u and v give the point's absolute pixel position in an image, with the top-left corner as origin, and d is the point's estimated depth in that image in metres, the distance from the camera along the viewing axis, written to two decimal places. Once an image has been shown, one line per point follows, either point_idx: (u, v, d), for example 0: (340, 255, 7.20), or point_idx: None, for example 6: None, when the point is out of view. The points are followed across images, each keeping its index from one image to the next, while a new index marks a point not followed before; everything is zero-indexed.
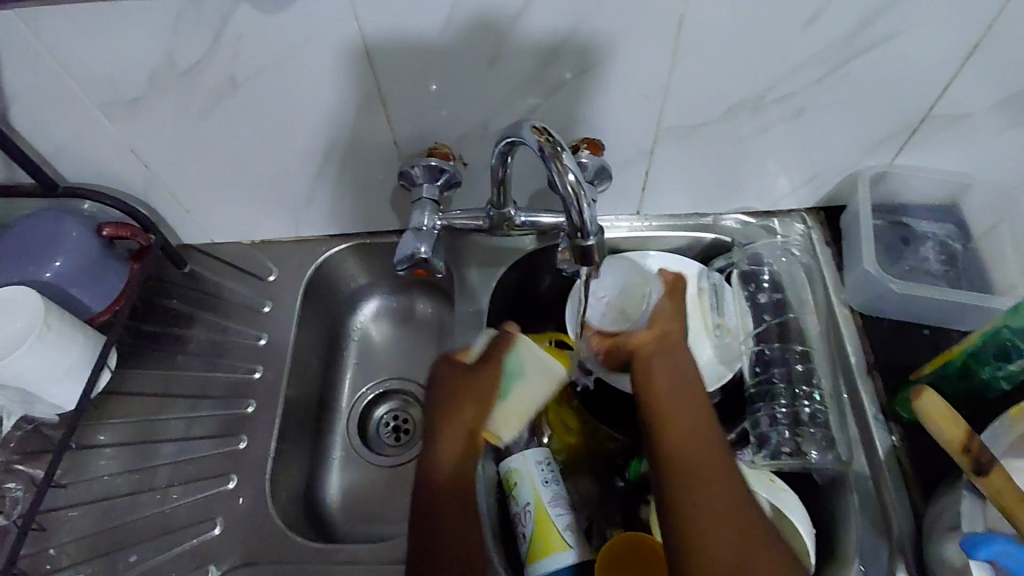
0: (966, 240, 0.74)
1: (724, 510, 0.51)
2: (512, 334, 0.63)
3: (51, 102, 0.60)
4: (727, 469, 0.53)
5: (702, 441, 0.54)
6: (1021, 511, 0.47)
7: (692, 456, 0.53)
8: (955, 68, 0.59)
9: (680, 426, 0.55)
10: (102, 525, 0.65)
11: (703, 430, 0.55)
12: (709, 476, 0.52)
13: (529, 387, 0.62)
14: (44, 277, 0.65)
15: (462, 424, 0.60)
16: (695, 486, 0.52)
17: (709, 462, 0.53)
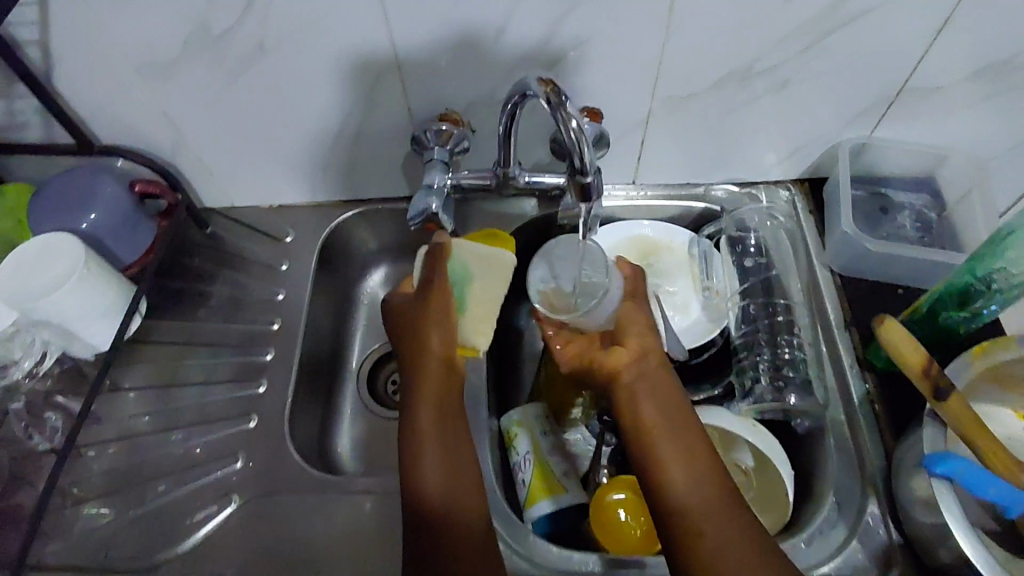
0: (940, 210, 0.80)
1: (715, 520, 0.54)
2: (444, 243, 0.67)
3: (92, 66, 0.65)
4: (716, 481, 0.57)
5: (690, 459, 0.57)
6: (976, 432, 0.53)
7: (683, 475, 0.57)
8: (925, 42, 0.64)
9: (670, 448, 0.58)
10: (129, 459, 0.71)
11: (691, 448, 0.58)
12: (702, 494, 0.55)
13: (485, 285, 0.68)
14: (81, 228, 0.70)
15: (431, 358, 0.67)
16: (691, 508, 0.55)
17: (697, 475, 0.57)
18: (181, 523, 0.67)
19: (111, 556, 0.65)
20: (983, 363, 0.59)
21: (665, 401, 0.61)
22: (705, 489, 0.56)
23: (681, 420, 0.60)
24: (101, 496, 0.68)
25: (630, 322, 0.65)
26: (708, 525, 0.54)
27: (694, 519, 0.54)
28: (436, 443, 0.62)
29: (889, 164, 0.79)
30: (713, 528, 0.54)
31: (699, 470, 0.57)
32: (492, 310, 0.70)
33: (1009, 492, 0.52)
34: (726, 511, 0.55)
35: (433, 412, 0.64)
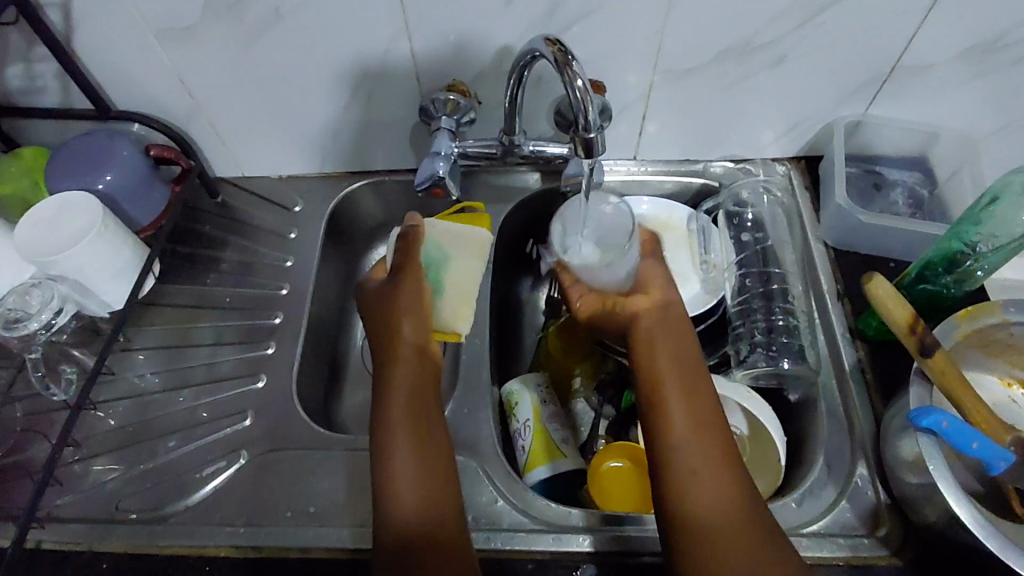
0: (931, 187, 0.83)
1: (716, 474, 0.54)
2: (417, 226, 0.69)
3: (111, 29, 0.66)
4: (719, 440, 0.56)
5: (700, 413, 0.58)
6: (958, 384, 0.55)
7: (691, 427, 0.57)
8: (920, 19, 0.66)
9: (684, 399, 0.58)
10: (139, 415, 0.73)
11: (703, 403, 0.58)
12: (704, 449, 0.55)
13: (461, 267, 0.71)
14: (97, 187, 0.73)
15: (405, 339, 0.64)
16: (695, 457, 0.55)
17: (705, 429, 0.57)
18: (191, 476, 0.68)
19: (123, 507, 0.66)
20: (969, 325, 0.61)
21: (682, 354, 0.61)
22: (708, 445, 0.56)
23: (698, 375, 0.60)
24: (112, 451, 0.70)
25: (651, 278, 0.67)
26: (709, 477, 0.54)
27: (694, 470, 0.54)
28: (408, 433, 0.59)
29: (882, 143, 0.82)
30: (709, 479, 0.54)
31: (707, 426, 0.57)
32: (471, 290, 0.71)
33: (991, 447, 0.53)
34: (726, 473, 0.54)
35: (405, 398, 0.61)
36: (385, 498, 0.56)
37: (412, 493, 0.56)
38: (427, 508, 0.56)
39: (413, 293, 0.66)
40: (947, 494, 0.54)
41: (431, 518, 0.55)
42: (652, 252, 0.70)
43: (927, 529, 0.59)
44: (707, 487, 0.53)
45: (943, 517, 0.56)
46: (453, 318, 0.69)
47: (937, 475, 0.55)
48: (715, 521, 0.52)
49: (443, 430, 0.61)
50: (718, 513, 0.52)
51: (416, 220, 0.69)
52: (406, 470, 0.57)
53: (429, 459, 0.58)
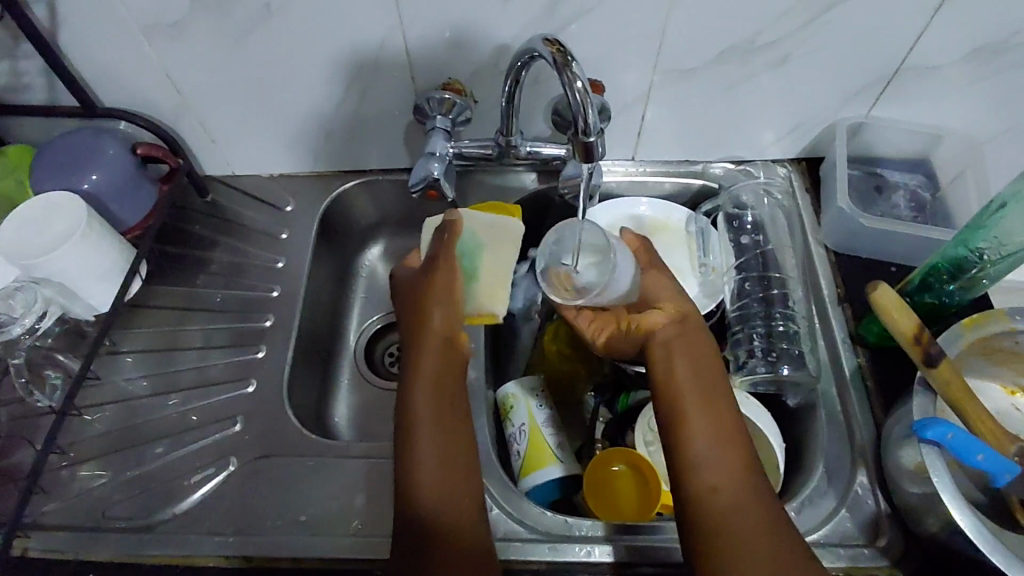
0: (933, 190, 0.81)
1: (740, 490, 0.54)
2: (455, 218, 0.66)
3: (96, 25, 0.65)
4: (743, 456, 0.55)
5: (721, 427, 0.57)
6: (964, 394, 0.55)
7: (711, 441, 0.56)
8: (925, 20, 0.65)
9: (703, 414, 0.57)
10: (127, 421, 0.71)
11: (725, 416, 0.57)
12: (726, 465, 0.55)
13: (496, 254, 0.67)
14: (83, 188, 0.71)
15: (434, 332, 0.63)
16: (716, 474, 0.54)
17: (727, 443, 0.56)
18: (180, 483, 0.66)
19: (109, 514, 0.64)
20: (973, 333, 0.60)
21: (706, 368, 0.60)
22: (730, 460, 0.55)
23: (719, 388, 0.59)
24: (99, 457, 0.69)
25: (662, 289, 0.66)
26: (733, 493, 0.53)
27: (714, 488, 0.54)
28: (433, 429, 0.58)
29: (884, 144, 0.80)
30: (731, 494, 0.53)
31: (728, 438, 0.56)
32: (506, 277, 0.66)
33: (998, 459, 0.52)
34: (748, 483, 0.54)
35: (429, 398, 0.59)
36: (404, 495, 0.55)
37: (432, 488, 0.55)
38: (447, 509, 0.55)
39: (446, 284, 0.64)
40: (951, 507, 0.53)
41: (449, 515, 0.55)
42: (655, 265, 0.69)
43: (928, 540, 0.58)
44: (731, 503, 0.53)
45: (945, 528, 0.55)
46: (486, 302, 0.65)
47: (940, 487, 0.53)
48: (733, 532, 0.51)
49: (466, 423, 0.60)
50: (740, 525, 0.52)
51: (455, 214, 0.66)
52: (429, 468, 0.56)
53: (451, 456, 0.57)
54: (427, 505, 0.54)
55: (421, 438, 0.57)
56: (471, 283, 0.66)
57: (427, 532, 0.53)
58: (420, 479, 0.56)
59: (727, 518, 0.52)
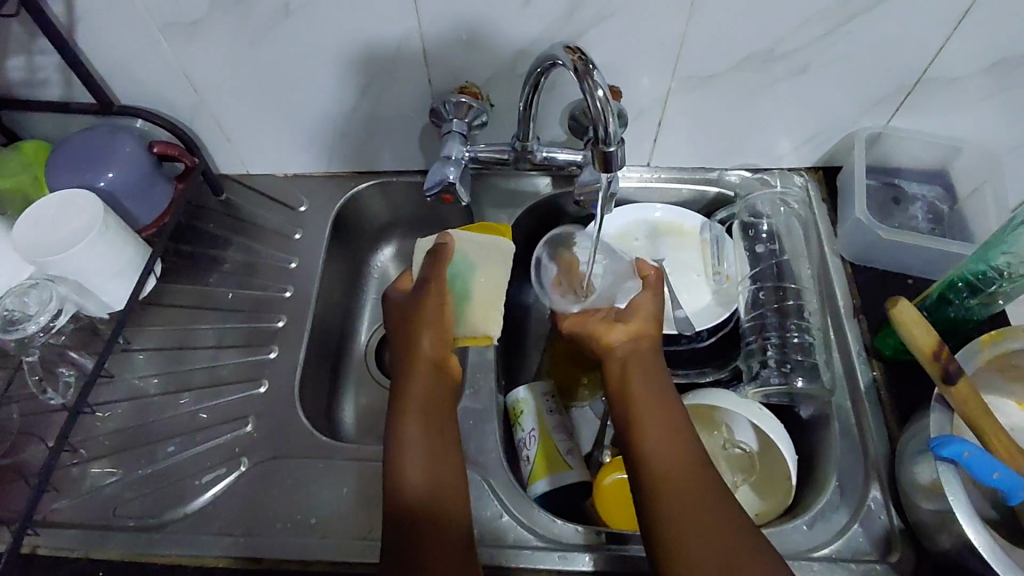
0: (951, 202, 0.81)
1: (694, 483, 0.54)
2: (446, 242, 0.64)
3: (115, 24, 0.65)
4: (693, 451, 0.57)
5: (669, 424, 0.59)
6: (981, 415, 0.54)
7: (663, 439, 0.57)
8: (948, 31, 0.64)
9: (659, 426, 0.58)
10: (139, 419, 0.71)
11: (672, 414, 0.59)
12: (678, 459, 0.56)
13: (489, 275, 0.66)
14: (99, 185, 0.71)
15: (423, 359, 0.63)
16: (668, 467, 0.55)
17: (675, 438, 0.58)
18: (190, 483, 0.66)
19: (120, 513, 0.64)
20: (992, 350, 0.59)
21: (657, 370, 0.63)
22: (681, 454, 0.56)
23: (668, 388, 0.61)
24: (110, 454, 0.69)
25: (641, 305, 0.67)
26: (688, 483, 0.54)
27: (666, 481, 0.54)
28: (421, 444, 0.59)
29: (902, 155, 0.80)
30: (687, 487, 0.54)
31: (679, 435, 0.58)
32: (498, 299, 0.66)
33: (1015, 478, 0.52)
34: (699, 474, 0.55)
35: (417, 411, 0.61)
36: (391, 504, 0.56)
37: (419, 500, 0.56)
38: (433, 504, 0.56)
39: (434, 311, 0.64)
40: (965, 524, 0.52)
41: (433, 512, 0.55)
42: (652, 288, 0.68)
43: (942, 557, 0.57)
44: (686, 493, 0.53)
45: (960, 546, 0.54)
46: (479, 327, 0.66)
47: (956, 505, 0.53)
48: (685, 519, 0.52)
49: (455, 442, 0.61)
50: (692, 511, 0.52)
51: (446, 235, 0.65)
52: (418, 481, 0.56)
53: (439, 469, 0.58)
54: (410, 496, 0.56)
55: (409, 441, 0.59)
56: (462, 306, 0.65)
57: (409, 522, 0.54)
58: (404, 479, 0.57)
59: (680, 506, 0.53)
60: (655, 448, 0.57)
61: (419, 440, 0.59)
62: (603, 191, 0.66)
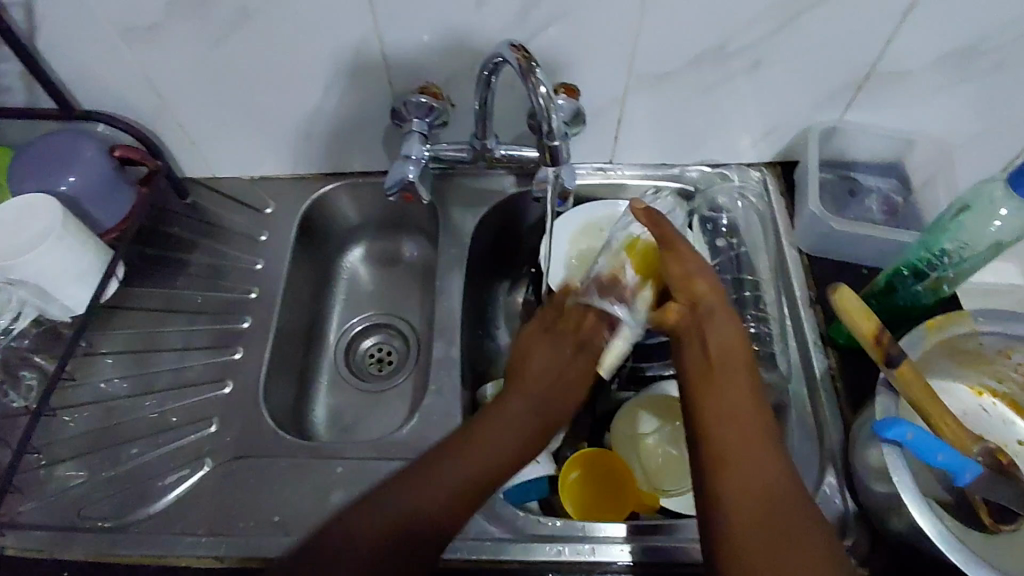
0: (906, 194, 0.82)
1: (757, 475, 0.51)
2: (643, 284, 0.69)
3: (75, 29, 0.65)
4: (765, 444, 0.53)
5: (737, 411, 0.55)
6: (923, 395, 0.56)
7: (723, 421, 0.54)
8: (895, 25, 0.66)
9: (720, 405, 0.55)
10: (104, 422, 0.71)
11: (743, 401, 0.55)
12: (742, 444, 0.52)
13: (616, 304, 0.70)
14: (60, 189, 0.72)
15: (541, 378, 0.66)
16: (726, 452, 0.52)
17: (745, 425, 0.54)
18: (155, 484, 0.66)
19: (85, 514, 0.64)
20: (937, 335, 0.61)
21: (729, 348, 0.59)
22: (747, 436, 0.53)
23: (738, 366, 0.58)
24: (75, 457, 0.69)
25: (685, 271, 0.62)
26: (750, 472, 0.51)
27: (725, 463, 0.52)
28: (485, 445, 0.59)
29: (857, 149, 0.81)
30: (751, 476, 0.50)
31: (748, 422, 0.54)
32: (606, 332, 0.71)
33: (956, 457, 0.53)
34: (771, 461, 0.52)
35: (496, 438, 0.60)
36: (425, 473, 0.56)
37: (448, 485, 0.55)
38: (442, 513, 0.54)
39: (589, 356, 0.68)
40: (911, 506, 0.53)
41: (437, 522, 0.54)
42: (666, 242, 0.64)
43: (893, 539, 0.58)
44: (744, 480, 0.50)
45: (909, 528, 0.55)
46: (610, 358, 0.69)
47: (901, 487, 0.54)
48: (743, 509, 0.49)
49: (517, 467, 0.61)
50: (759, 505, 0.49)
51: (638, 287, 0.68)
52: (457, 473, 0.56)
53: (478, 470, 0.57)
54: (433, 497, 0.55)
55: (487, 430, 0.60)
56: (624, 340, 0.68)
57: (416, 523, 0.53)
58: (439, 479, 0.56)
59: (739, 493, 0.50)
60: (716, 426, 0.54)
61: (488, 455, 0.59)
62: (549, 185, 0.68)
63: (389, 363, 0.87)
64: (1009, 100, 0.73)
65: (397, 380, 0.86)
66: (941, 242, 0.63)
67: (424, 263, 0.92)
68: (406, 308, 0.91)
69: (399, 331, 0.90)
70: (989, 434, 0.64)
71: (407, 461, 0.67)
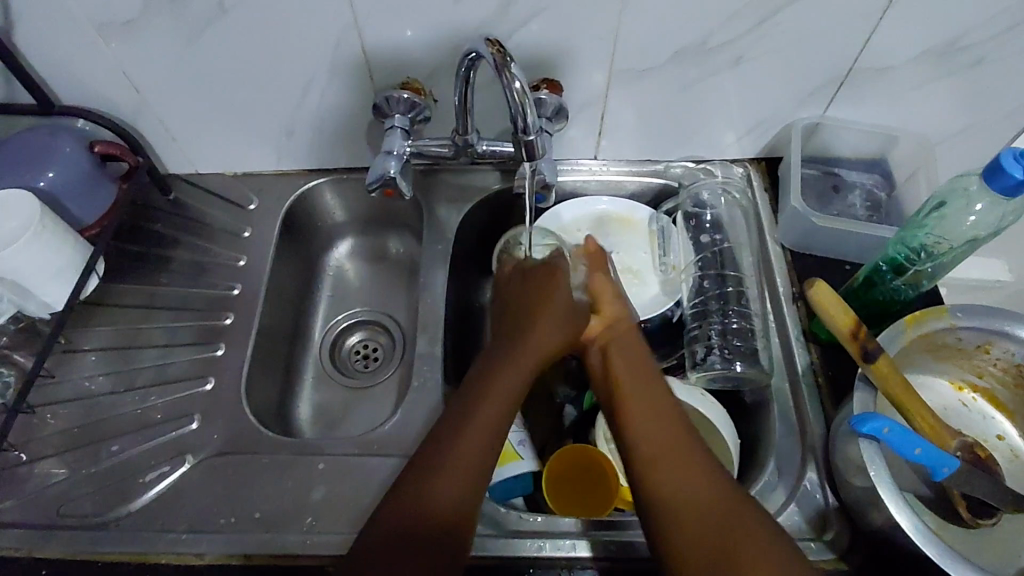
0: (890, 189, 0.83)
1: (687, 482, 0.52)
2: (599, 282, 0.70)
3: (50, 25, 0.65)
4: (690, 445, 0.55)
5: (644, 404, 0.59)
6: (901, 390, 0.56)
7: (644, 417, 0.58)
8: (874, 22, 0.66)
9: (638, 394, 0.60)
10: (84, 419, 0.71)
11: (659, 401, 0.59)
12: (668, 441, 0.55)
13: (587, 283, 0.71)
14: (38, 185, 0.71)
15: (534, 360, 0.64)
16: (652, 449, 0.55)
17: (664, 424, 0.57)
18: (135, 481, 0.66)
19: (64, 512, 0.64)
20: (915, 330, 0.61)
21: (634, 356, 0.65)
22: (667, 434, 0.56)
23: (643, 367, 0.63)
24: (55, 455, 0.68)
25: (601, 292, 0.70)
26: (681, 471, 0.53)
27: (655, 463, 0.54)
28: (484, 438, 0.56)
29: (841, 144, 0.82)
30: (680, 480, 0.52)
31: (668, 419, 0.58)
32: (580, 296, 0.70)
33: (934, 452, 0.53)
34: (689, 456, 0.54)
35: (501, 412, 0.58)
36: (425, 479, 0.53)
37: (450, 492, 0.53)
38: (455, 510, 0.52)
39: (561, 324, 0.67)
40: (886, 500, 0.54)
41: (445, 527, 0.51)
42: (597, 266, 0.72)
43: (872, 533, 0.58)
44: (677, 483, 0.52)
45: (886, 522, 0.55)
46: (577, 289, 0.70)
47: (878, 481, 0.54)
48: (688, 517, 0.50)
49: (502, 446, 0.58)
50: (693, 509, 0.50)
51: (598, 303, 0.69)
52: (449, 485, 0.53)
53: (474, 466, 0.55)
54: (437, 503, 0.52)
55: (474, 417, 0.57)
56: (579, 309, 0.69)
57: (438, 527, 0.51)
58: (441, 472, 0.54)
59: (669, 491, 0.52)
60: (641, 427, 0.57)
61: (477, 442, 0.56)
62: (526, 181, 0.68)
63: (375, 359, 0.87)
64: (991, 95, 0.74)
65: (383, 376, 0.85)
66: (927, 237, 0.64)
67: (410, 259, 0.91)
68: (392, 305, 0.91)
69: (385, 328, 0.90)
70: (967, 428, 0.65)
71: (389, 457, 0.67)
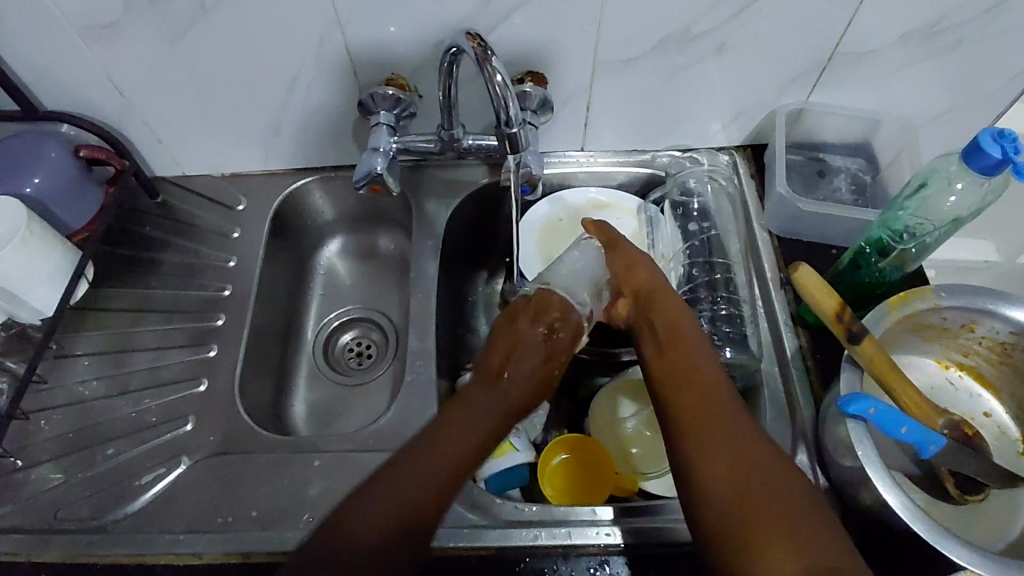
0: (874, 172, 0.83)
1: (743, 471, 0.47)
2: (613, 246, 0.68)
3: (32, 30, 0.64)
4: (729, 411, 0.51)
5: (686, 366, 0.56)
6: (887, 371, 0.57)
7: (681, 379, 0.55)
8: (855, 7, 0.66)
9: (677, 355, 0.57)
10: (79, 424, 0.71)
11: (697, 365, 0.55)
12: (702, 405, 0.52)
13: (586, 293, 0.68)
14: (24, 191, 0.71)
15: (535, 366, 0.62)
16: (683, 410, 0.52)
17: (701, 392, 0.53)
18: (132, 483, 0.66)
19: (62, 516, 0.64)
20: (901, 311, 0.61)
21: (672, 328, 0.59)
22: (703, 396, 0.53)
23: (678, 322, 0.60)
24: (51, 460, 0.68)
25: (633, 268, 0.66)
26: (716, 437, 0.49)
27: (689, 428, 0.51)
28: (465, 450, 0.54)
29: (825, 129, 0.82)
30: (712, 451, 0.48)
31: (703, 382, 0.54)
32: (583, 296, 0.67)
33: (922, 431, 0.54)
34: (722, 418, 0.51)
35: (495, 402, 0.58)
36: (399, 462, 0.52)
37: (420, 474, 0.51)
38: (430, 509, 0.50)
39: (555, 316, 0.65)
40: (875, 480, 0.54)
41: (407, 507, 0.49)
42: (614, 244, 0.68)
43: (862, 513, 0.59)
44: (705, 456, 0.48)
45: (876, 502, 0.56)
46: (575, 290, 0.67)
47: (865, 460, 0.55)
48: (719, 485, 0.46)
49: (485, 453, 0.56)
50: (728, 479, 0.47)
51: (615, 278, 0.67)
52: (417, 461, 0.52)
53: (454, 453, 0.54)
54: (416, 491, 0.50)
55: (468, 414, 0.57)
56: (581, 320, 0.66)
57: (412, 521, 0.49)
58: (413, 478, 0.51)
59: (701, 462, 0.48)
60: (677, 394, 0.54)
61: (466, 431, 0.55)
62: (513, 173, 0.69)
63: (369, 357, 0.87)
64: (972, 77, 0.74)
65: (377, 374, 0.86)
66: (910, 219, 0.65)
67: (400, 255, 0.91)
68: (384, 301, 0.91)
69: (378, 325, 0.90)
70: (955, 407, 0.66)
71: (385, 452, 0.67)
